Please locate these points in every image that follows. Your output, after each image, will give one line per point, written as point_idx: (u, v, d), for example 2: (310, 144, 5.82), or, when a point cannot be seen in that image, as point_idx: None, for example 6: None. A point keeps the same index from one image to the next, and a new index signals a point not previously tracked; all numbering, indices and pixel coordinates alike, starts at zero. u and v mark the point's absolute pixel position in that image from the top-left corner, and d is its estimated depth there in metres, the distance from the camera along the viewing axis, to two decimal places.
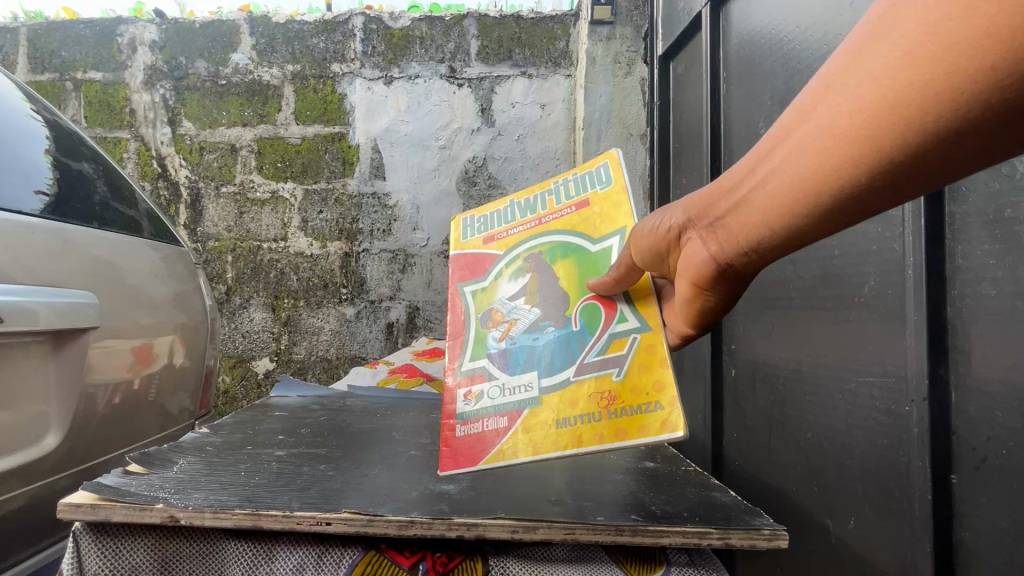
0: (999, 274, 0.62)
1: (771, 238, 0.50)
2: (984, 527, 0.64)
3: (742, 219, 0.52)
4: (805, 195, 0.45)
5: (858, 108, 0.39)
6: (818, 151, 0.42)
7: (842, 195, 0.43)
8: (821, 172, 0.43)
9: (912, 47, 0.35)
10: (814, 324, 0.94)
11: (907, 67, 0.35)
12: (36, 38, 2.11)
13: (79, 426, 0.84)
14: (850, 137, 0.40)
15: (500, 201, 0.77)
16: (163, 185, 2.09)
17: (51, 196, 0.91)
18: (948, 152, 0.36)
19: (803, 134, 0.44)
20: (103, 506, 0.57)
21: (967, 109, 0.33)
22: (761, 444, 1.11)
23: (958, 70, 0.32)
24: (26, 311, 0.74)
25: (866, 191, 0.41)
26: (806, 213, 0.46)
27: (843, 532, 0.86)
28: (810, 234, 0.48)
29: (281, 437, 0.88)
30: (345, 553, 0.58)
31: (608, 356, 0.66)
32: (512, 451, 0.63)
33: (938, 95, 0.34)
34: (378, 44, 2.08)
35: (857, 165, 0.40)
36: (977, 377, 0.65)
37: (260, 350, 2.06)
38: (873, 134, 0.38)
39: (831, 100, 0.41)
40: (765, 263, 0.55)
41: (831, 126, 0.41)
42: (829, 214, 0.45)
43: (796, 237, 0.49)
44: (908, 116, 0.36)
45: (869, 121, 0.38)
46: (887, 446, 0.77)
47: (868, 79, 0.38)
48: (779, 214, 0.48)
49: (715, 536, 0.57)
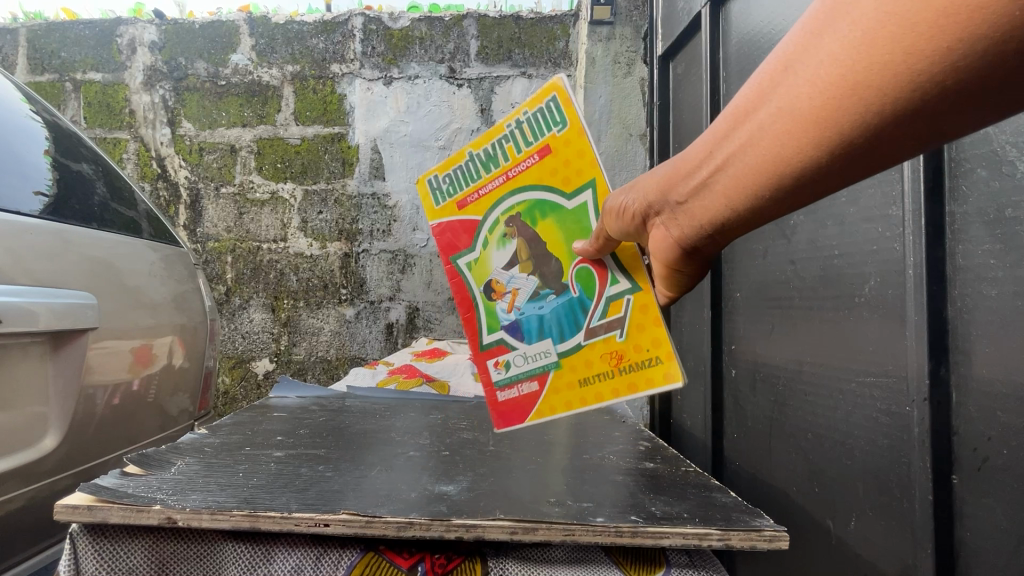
0: (1000, 274, 0.62)
1: (733, 219, 0.51)
2: (985, 528, 0.64)
3: (705, 201, 0.51)
4: (766, 176, 0.45)
5: (819, 88, 0.39)
6: (780, 132, 0.42)
7: (803, 176, 0.43)
8: (782, 154, 0.43)
9: (871, 26, 0.35)
10: (814, 324, 0.94)
11: (867, 47, 0.35)
12: (36, 39, 2.11)
13: (78, 428, 0.84)
14: (812, 118, 0.40)
15: (456, 158, 0.71)
16: (162, 186, 2.09)
17: (51, 196, 0.90)
18: (904, 133, 0.37)
19: (763, 115, 0.43)
20: (101, 507, 0.57)
21: (925, 89, 0.34)
22: (761, 444, 1.11)
23: (917, 49, 0.33)
24: (25, 312, 0.74)
25: (824, 172, 0.42)
26: (768, 194, 0.46)
27: (843, 533, 0.86)
28: (771, 214, 0.48)
29: (280, 437, 0.88)
30: (344, 555, 0.57)
31: (611, 319, 0.68)
32: (545, 410, 0.70)
33: (897, 75, 0.34)
34: (378, 45, 2.08)
35: (817, 145, 0.40)
36: (978, 377, 0.65)
37: (260, 350, 2.06)
38: (833, 115, 0.38)
39: (791, 79, 0.41)
40: (726, 242, 0.56)
41: (792, 106, 0.41)
42: (789, 194, 0.45)
43: (757, 218, 0.50)
44: (867, 97, 0.36)
45: (830, 101, 0.38)
46: (888, 447, 0.77)
47: (829, 58, 0.38)
48: (740, 195, 0.48)
49: (715, 537, 0.56)
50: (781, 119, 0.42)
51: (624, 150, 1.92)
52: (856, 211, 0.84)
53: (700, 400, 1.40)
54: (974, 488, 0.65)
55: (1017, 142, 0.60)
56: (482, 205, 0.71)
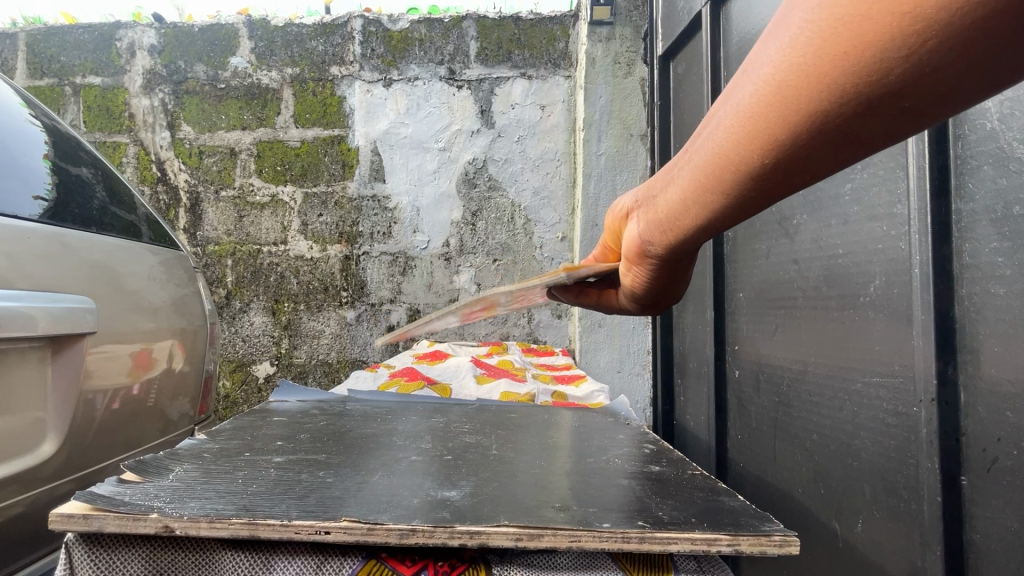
0: (1009, 272, 0.61)
1: (690, 224, 0.49)
2: (995, 530, 0.63)
3: (665, 206, 0.51)
4: (712, 181, 0.43)
5: (754, 95, 0.37)
6: (723, 137, 0.40)
7: (747, 182, 0.41)
8: (718, 162, 0.41)
9: (797, 32, 0.33)
10: (819, 324, 0.93)
11: (794, 53, 0.33)
12: (36, 43, 2.11)
13: (78, 432, 0.83)
14: (743, 128, 0.38)
15: None
16: (162, 190, 2.09)
17: (51, 200, 0.90)
18: (827, 141, 0.35)
19: (712, 122, 0.42)
20: (97, 516, 0.56)
21: (847, 97, 0.32)
22: (766, 446, 1.10)
23: (824, 60, 0.31)
24: (25, 317, 0.73)
25: (769, 178, 0.39)
26: (716, 200, 0.44)
27: (851, 536, 0.85)
28: (722, 223, 0.46)
29: (280, 443, 0.87)
30: (346, 562, 0.57)
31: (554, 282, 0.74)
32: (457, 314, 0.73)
33: (816, 82, 0.32)
34: (378, 47, 2.07)
35: (747, 155, 0.39)
36: (987, 377, 0.64)
37: (260, 354, 2.05)
38: (766, 121, 0.36)
39: (735, 88, 0.39)
40: (691, 249, 0.54)
41: (734, 112, 0.39)
42: (739, 201, 0.43)
43: (710, 226, 0.48)
44: (791, 104, 0.34)
45: (761, 108, 0.36)
46: (895, 448, 0.76)
47: (763, 64, 0.36)
48: (693, 200, 0.46)
49: (724, 543, 0.56)
50: (724, 125, 0.40)
51: (625, 150, 1.92)
52: (861, 209, 0.83)
53: (703, 402, 1.39)
54: (984, 490, 0.64)
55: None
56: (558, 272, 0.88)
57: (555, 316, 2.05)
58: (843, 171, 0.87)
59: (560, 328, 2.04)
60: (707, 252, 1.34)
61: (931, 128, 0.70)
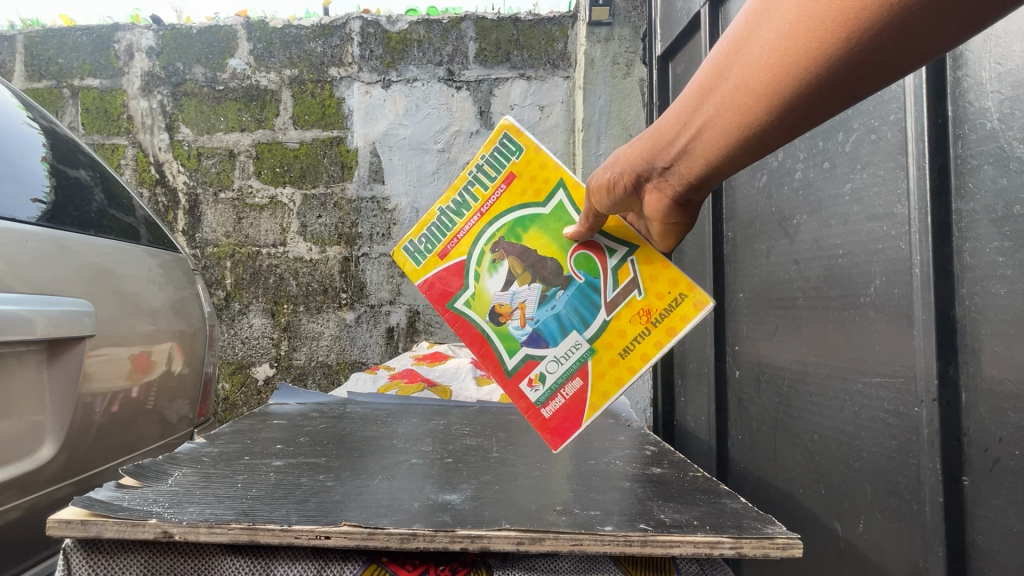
0: (1010, 272, 0.61)
1: (706, 176, 0.55)
2: (997, 530, 0.62)
3: (687, 166, 0.56)
4: (726, 140, 0.49)
5: (759, 68, 0.42)
6: (731, 103, 0.46)
7: (759, 139, 0.47)
8: (739, 123, 0.47)
9: (797, 13, 0.38)
10: (819, 324, 0.93)
11: (797, 33, 0.38)
12: (33, 45, 2.10)
13: (77, 435, 0.83)
14: (759, 92, 0.43)
15: (429, 214, 0.79)
16: (161, 193, 2.08)
17: (49, 203, 0.89)
18: (830, 93, 0.40)
19: (717, 91, 0.47)
20: (95, 521, 0.55)
21: (846, 58, 0.37)
22: (767, 447, 1.10)
23: (829, 33, 0.37)
24: (23, 321, 0.73)
25: (778, 133, 0.46)
26: (732, 153, 0.50)
27: (852, 535, 0.85)
28: (734, 169, 0.53)
29: (280, 446, 0.87)
30: (346, 567, 0.56)
31: (625, 284, 0.74)
32: (601, 399, 0.73)
33: (817, 56, 0.38)
34: (376, 48, 2.07)
35: (766, 114, 0.44)
36: (987, 377, 0.63)
37: (260, 356, 2.05)
38: (773, 90, 0.42)
39: (738, 61, 0.44)
40: (701, 196, 0.60)
41: (742, 83, 0.44)
42: (750, 152, 0.49)
43: (724, 173, 0.54)
44: (795, 73, 0.40)
45: (768, 79, 0.42)
46: (896, 448, 0.76)
47: (769, 40, 0.41)
48: (710, 158, 0.52)
49: (727, 545, 0.55)
50: (731, 93, 0.46)
51: None
52: (862, 209, 0.83)
53: (703, 402, 1.39)
54: (985, 489, 0.64)
55: None
56: (466, 243, 0.78)
57: None
58: (843, 171, 0.87)
59: None
60: (708, 252, 1.34)
61: (931, 128, 0.69)
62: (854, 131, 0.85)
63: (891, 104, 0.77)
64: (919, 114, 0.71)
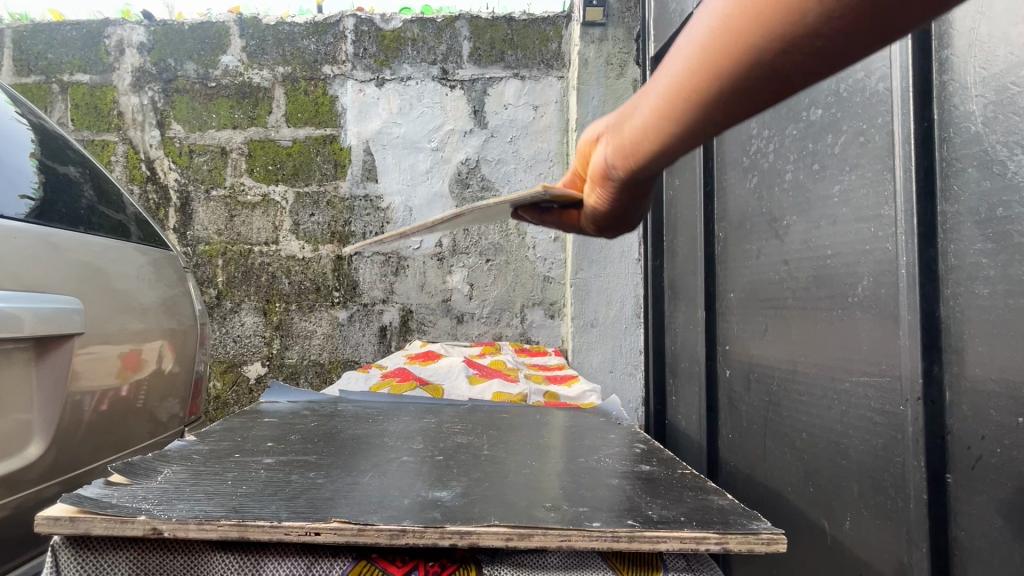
0: (992, 273, 0.62)
1: (645, 149, 0.53)
2: (978, 526, 0.64)
3: (632, 135, 0.54)
4: (671, 108, 0.47)
5: (715, 24, 0.40)
6: (685, 59, 0.43)
7: (701, 111, 0.44)
8: (685, 87, 0.44)
9: None
10: (809, 324, 0.94)
11: None
12: (21, 40, 2.08)
13: (65, 434, 0.82)
14: (710, 52, 0.41)
15: None
16: (151, 189, 2.07)
17: (37, 200, 0.88)
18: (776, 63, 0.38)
19: (675, 47, 0.45)
20: (84, 518, 0.55)
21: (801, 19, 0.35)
22: (755, 446, 1.11)
23: None
24: (10, 318, 0.72)
25: (724, 103, 0.43)
26: (673, 126, 0.47)
27: (839, 533, 0.86)
28: (677, 150, 0.50)
29: (271, 444, 0.86)
30: (336, 563, 0.57)
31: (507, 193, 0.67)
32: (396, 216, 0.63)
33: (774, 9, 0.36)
34: (370, 46, 2.07)
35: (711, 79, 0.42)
36: (970, 376, 0.65)
37: (252, 354, 2.04)
38: (724, 49, 0.40)
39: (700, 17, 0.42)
40: (650, 178, 0.59)
41: (697, 39, 0.42)
42: (691, 129, 0.46)
43: (664, 154, 0.52)
44: (748, 28, 0.38)
45: (722, 30, 0.39)
46: (882, 446, 0.77)
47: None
48: (654, 126, 0.50)
49: (713, 541, 0.56)
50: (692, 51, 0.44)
51: None
52: (849, 211, 0.84)
53: (694, 402, 1.40)
54: (968, 487, 0.65)
55: (1008, 142, 0.60)
56: None
57: (548, 316, 2.07)
58: (832, 172, 0.88)
59: (553, 328, 2.07)
60: (700, 252, 1.35)
61: (917, 131, 0.71)
62: (843, 133, 0.85)
63: (879, 107, 0.78)
64: (906, 117, 0.72)
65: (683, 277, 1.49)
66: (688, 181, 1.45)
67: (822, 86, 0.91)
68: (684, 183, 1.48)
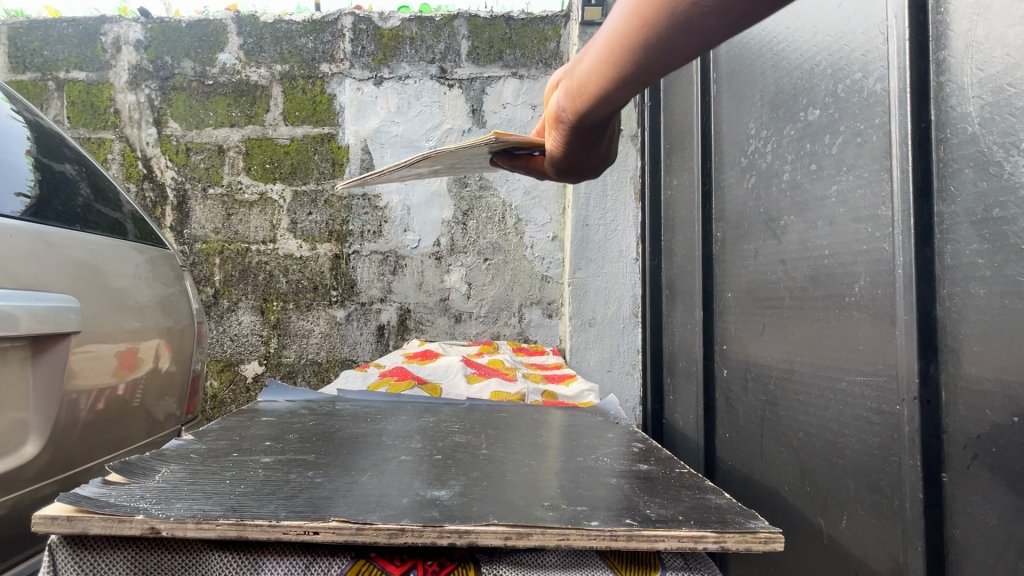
0: (987, 273, 0.63)
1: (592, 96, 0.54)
2: (973, 525, 0.64)
3: (580, 80, 0.54)
4: (618, 52, 0.48)
5: None
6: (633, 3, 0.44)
7: (644, 55, 0.46)
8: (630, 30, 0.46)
9: None
10: (806, 324, 0.94)
11: None
12: (17, 37, 2.07)
13: (61, 433, 0.82)
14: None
15: None
16: (148, 187, 2.06)
17: (32, 198, 0.88)
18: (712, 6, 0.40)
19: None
20: (81, 517, 0.55)
21: None
22: (752, 445, 1.11)
23: None
24: (5, 316, 0.72)
25: (665, 45, 0.45)
26: (618, 70, 0.49)
27: (835, 531, 0.86)
28: (621, 94, 0.51)
29: (268, 443, 0.86)
30: (334, 562, 0.56)
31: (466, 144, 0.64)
32: None
33: None
34: (368, 45, 2.06)
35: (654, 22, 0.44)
36: (966, 376, 0.65)
37: (249, 353, 2.03)
38: None
39: None
40: (600, 125, 0.59)
41: None
42: (635, 73, 0.48)
43: (611, 100, 0.53)
44: None
45: None
46: (878, 445, 0.77)
47: None
48: (600, 71, 0.51)
49: (710, 540, 0.56)
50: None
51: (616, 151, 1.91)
52: (846, 211, 0.84)
53: (692, 401, 1.40)
54: (964, 486, 0.65)
55: (1004, 142, 0.60)
56: None
57: (546, 316, 2.07)
58: (829, 172, 0.88)
59: (551, 328, 2.07)
60: (698, 251, 1.36)
61: (914, 131, 0.71)
62: (840, 134, 0.86)
63: (877, 107, 0.78)
64: (903, 118, 0.72)
65: (680, 276, 1.49)
66: (687, 180, 1.46)
67: (820, 86, 0.91)
68: (683, 183, 1.48)
